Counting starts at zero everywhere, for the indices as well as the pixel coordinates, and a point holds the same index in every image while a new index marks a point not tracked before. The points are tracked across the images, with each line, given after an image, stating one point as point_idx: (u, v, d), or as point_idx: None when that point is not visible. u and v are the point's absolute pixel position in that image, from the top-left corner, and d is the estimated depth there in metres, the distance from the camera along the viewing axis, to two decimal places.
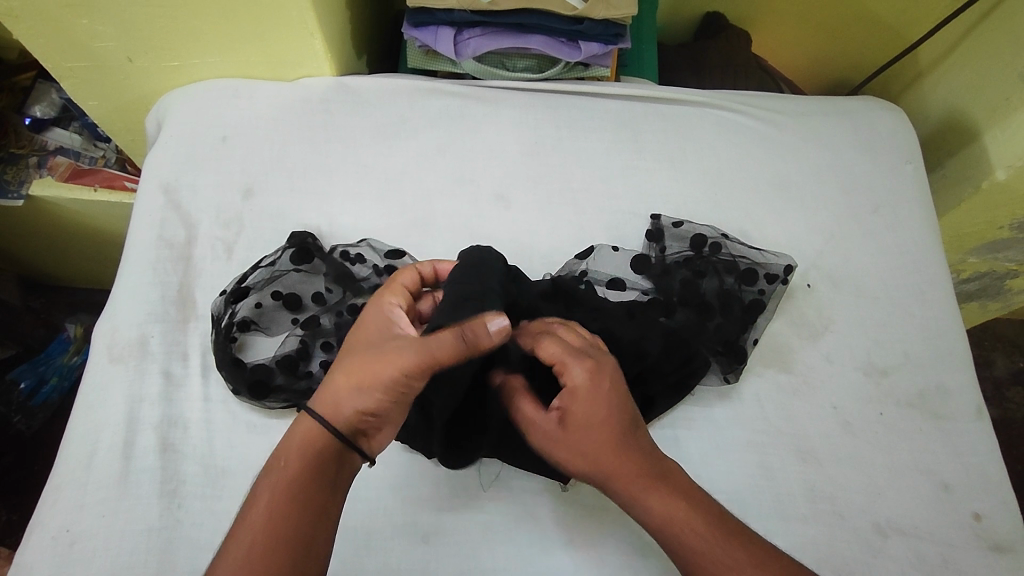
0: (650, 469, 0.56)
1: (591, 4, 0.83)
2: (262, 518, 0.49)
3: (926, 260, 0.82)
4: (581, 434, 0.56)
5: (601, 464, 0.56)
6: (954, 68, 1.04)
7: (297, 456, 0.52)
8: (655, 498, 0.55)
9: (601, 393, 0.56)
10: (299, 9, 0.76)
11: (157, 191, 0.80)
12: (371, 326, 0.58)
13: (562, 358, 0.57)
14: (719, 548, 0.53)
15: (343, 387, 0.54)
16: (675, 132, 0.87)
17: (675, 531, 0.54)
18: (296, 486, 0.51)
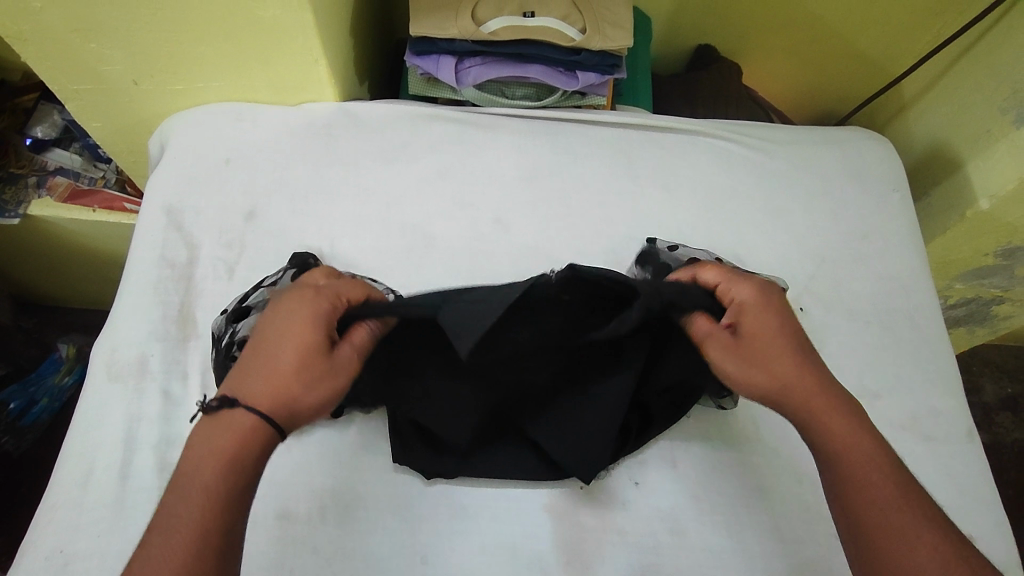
0: (830, 405, 0.57)
1: (587, 35, 0.86)
2: (194, 525, 0.46)
3: (915, 285, 0.84)
4: (768, 349, 0.59)
5: (792, 377, 0.58)
6: (938, 99, 1.08)
7: (231, 451, 0.49)
8: (834, 430, 0.56)
9: (772, 308, 0.62)
10: (305, 35, 0.78)
11: (159, 211, 0.81)
12: (313, 325, 0.55)
13: (729, 283, 0.64)
14: (885, 483, 0.53)
15: (285, 389, 0.53)
16: (669, 159, 0.89)
17: (857, 458, 0.54)
18: (226, 494, 0.48)
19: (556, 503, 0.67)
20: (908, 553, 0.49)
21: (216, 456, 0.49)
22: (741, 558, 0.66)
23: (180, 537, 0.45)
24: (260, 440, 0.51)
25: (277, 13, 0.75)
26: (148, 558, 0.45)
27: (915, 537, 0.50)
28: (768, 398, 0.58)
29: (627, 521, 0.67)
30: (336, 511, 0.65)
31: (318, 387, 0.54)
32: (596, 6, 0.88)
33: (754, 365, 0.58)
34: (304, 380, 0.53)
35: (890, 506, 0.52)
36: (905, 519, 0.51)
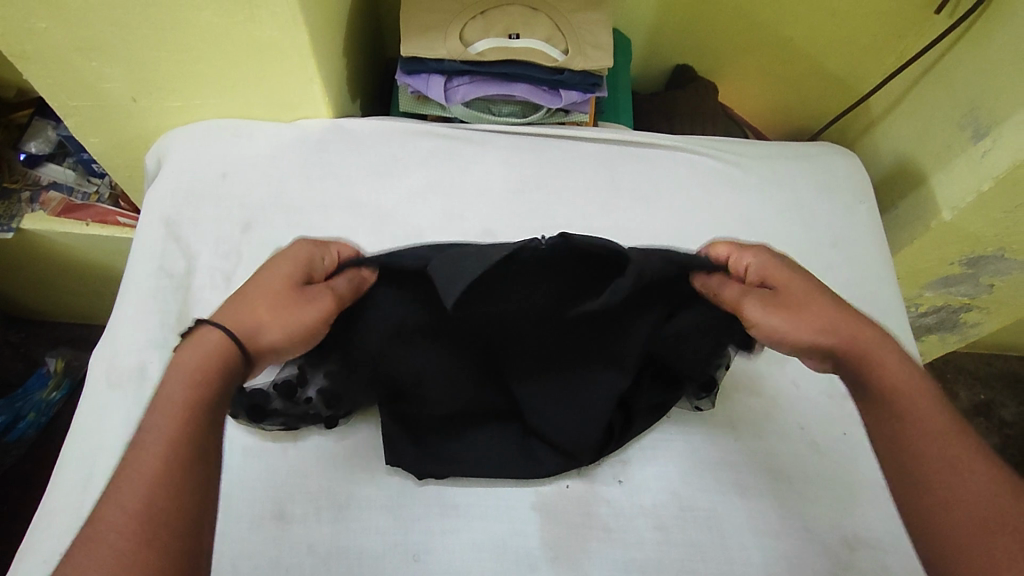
0: (877, 345, 0.60)
1: (570, 56, 0.88)
2: (170, 434, 0.48)
3: (883, 291, 0.89)
4: (802, 303, 0.63)
5: (831, 328, 0.61)
6: (902, 116, 1.14)
7: (201, 364, 0.53)
8: (885, 367, 0.59)
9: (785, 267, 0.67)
10: (301, 55, 0.82)
11: (157, 223, 0.83)
12: (294, 270, 0.63)
13: (738, 252, 0.69)
14: (931, 412, 0.55)
15: (255, 316, 0.58)
16: (648, 173, 0.93)
17: (908, 391, 0.57)
18: (199, 402, 0.51)
19: (542, 501, 0.70)
20: (956, 478, 0.51)
21: (190, 376, 0.52)
22: (721, 552, 0.69)
23: (157, 442, 0.48)
24: (224, 355, 0.55)
25: (275, 34, 0.79)
26: (128, 466, 0.47)
27: (962, 461, 0.52)
28: (809, 345, 0.61)
29: (611, 516, 0.70)
30: (330, 511, 0.67)
31: (284, 317, 0.60)
32: (577, 26, 0.89)
33: (794, 316, 0.62)
34: (276, 309, 0.59)
35: (932, 433, 0.54)
36: (947, 445, 0.53)
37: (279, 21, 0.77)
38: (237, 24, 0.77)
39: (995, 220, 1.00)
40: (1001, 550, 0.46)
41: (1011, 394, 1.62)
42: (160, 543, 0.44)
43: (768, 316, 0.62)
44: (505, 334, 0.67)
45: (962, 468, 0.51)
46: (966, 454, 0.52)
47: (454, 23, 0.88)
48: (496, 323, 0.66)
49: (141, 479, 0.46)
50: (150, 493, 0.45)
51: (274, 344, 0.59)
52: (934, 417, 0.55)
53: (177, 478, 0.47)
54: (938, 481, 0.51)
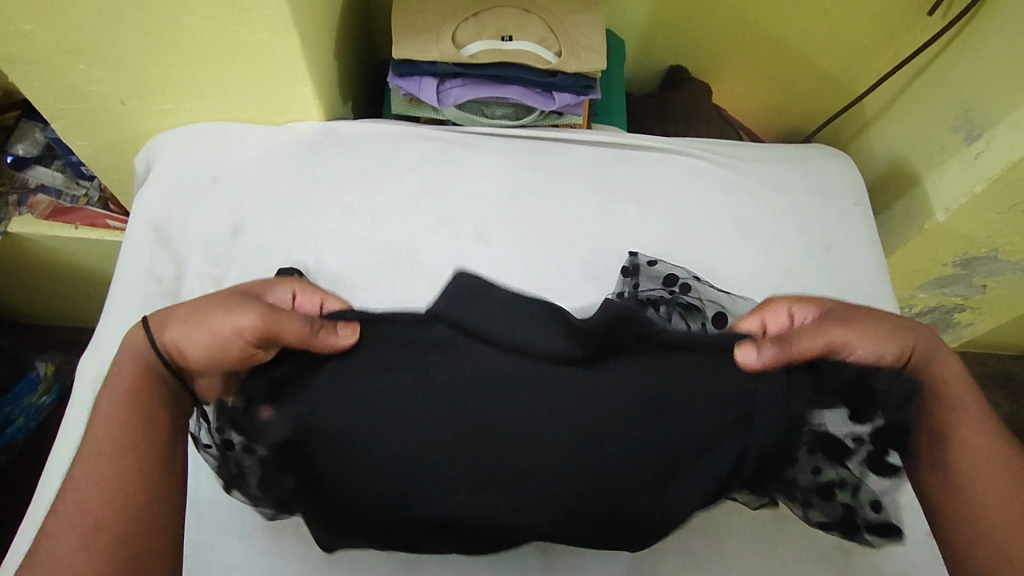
0: (938, 354, 0.60)
1: (563, 58, 0.86)
2: (112, 444, 0.52)
3: (878, 294, 0.89)
4: (871, 324, 0.59)
5: (899, 344, 0.59)
6: (896, 117, 1.14)
7: (129, 369, 0.56)
8: (943, 374, 0.60)
9: (846, 308, 0.63)
10: (291, 57, 0.81)
11: (146, 228, 0.82)
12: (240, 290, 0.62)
13: (795, 305, 0.65)
14: (975, 416, 0.58)
15: (178, 321, 0.57)
16: (642, 177, 0.93)
17: (959, 396, 0.59)
18: (137, 409, 0.54)
19: None
20: (997, 476, 0.55)
21: (122, 380, 0.55)
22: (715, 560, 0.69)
23: (103, 452, 0.52)
24: (144, 360, 0.56)
25: (265, 36, 0.78)
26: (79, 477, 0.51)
27: (1006, 469, 0.55)
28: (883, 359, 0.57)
29: None
30: None
31: (198, 325, 0.56)
32: (571, 28, 0.87)
33: (868, 337, 0.58)
34: (195, 316, 0.57)
35: (973, 437, 0.57)
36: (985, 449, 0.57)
37: (269, 23, 0.76)
38: (226, 26, 0.76)
39: (989, 221, 1.01)
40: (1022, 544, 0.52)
41: (1004, 394, 1.63)
42: (109, 536, 0.48)
43: (854, 339, 0.57)
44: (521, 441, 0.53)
45: (994, 469, 0.55)
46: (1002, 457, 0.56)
47: (447, 24, 0.86)
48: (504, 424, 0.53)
49: (95, 487, 0.50)
50: (103, 499, 0.50)
51: (192, 360, 0.56)
52: (980, 425, 0.58)
53: (125, 481, 0.51)
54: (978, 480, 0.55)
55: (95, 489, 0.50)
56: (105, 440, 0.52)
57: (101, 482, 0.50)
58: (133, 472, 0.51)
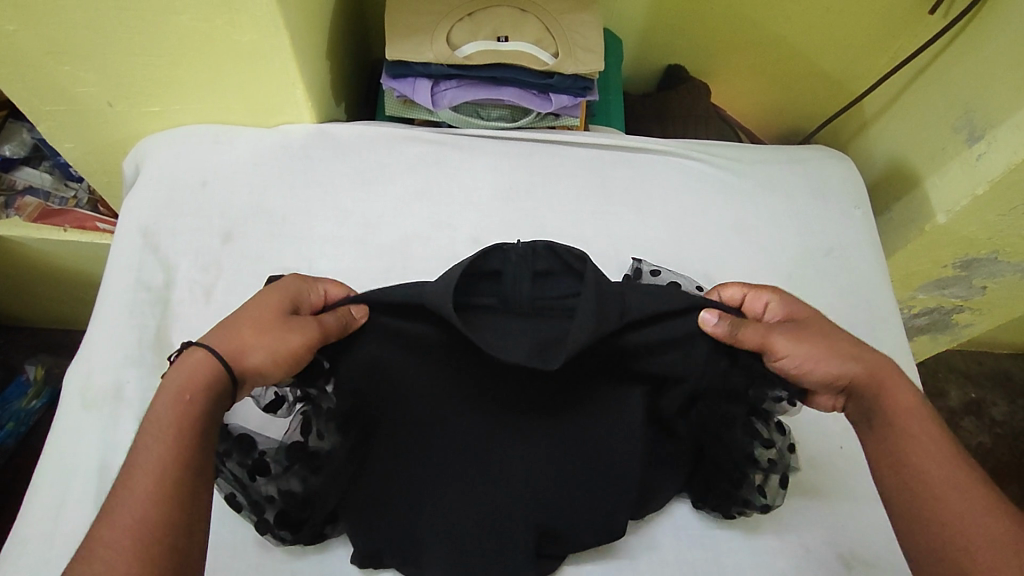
0: (885, 376, 0.61)
1: (560, 59, 0.84)
2: (165, 457, 0.50)
3: (878, 298, 0.88)
4: (817, 338, 0.63)
5: (844, 366, 0.61)
6: (895, 118, 1.13)
7: (188, 397, 0.53)
8: (895, 399, 0.60)
9: (800, 307, 0.68)
10: (283, 59, 0.79)
11: (134, 234, 0.80)
12: (277, 298, 0.62)
13: (755, 291, 0.69)
14: (931, 438, 0.57)
15: (242, 342, 0.57)
16: (641, 180, 0.91)
17: (912, 421, 0.59)
18: (191, 425, 0.52)
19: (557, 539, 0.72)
20: (957, 498, 0.53)
21: (179, 394, 0.53)
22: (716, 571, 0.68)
23: (152, 468, 0.49)
24: (212, 385, 0.55)
25: (254, 38, 0.76)
26: (126, 493, 0.48)
27: (967, 493, 0.53)
28: (825, 371, 0.61)
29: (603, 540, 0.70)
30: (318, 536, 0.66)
31: (273, 346, 0.58)
32: (568, 27, 0.85)
33: (815, 353, 0.61)
34: (265, 336, 0.58)
35: (932, 462, 0.56)
36: (944, 473, 0.55)
37: (258, 25, 0.74)
38: (214, 27, 0.74)
39: (990, 223, 1.00)
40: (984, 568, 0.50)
41: (1002, 393, 1.63)
42: (163, 553, 0.46)
43: (793, 347, 0.62)
44: (518, 426, 0.67)
45: (959, 495, 0.53)
46: (966, 479, 0.54)
47: (441, 25, 0.84)
48: (497, 412, 0.66)
49: (143, 503, 0.47)
50: (155, 513, 0.47)
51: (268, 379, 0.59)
52: (941, 449, 0.56)
53: (177, 496, 0.48)
54: (937, 505, 0.54)
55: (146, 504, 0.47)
56: (159, 454, 0.50)
57: (154, 495, 0.47)
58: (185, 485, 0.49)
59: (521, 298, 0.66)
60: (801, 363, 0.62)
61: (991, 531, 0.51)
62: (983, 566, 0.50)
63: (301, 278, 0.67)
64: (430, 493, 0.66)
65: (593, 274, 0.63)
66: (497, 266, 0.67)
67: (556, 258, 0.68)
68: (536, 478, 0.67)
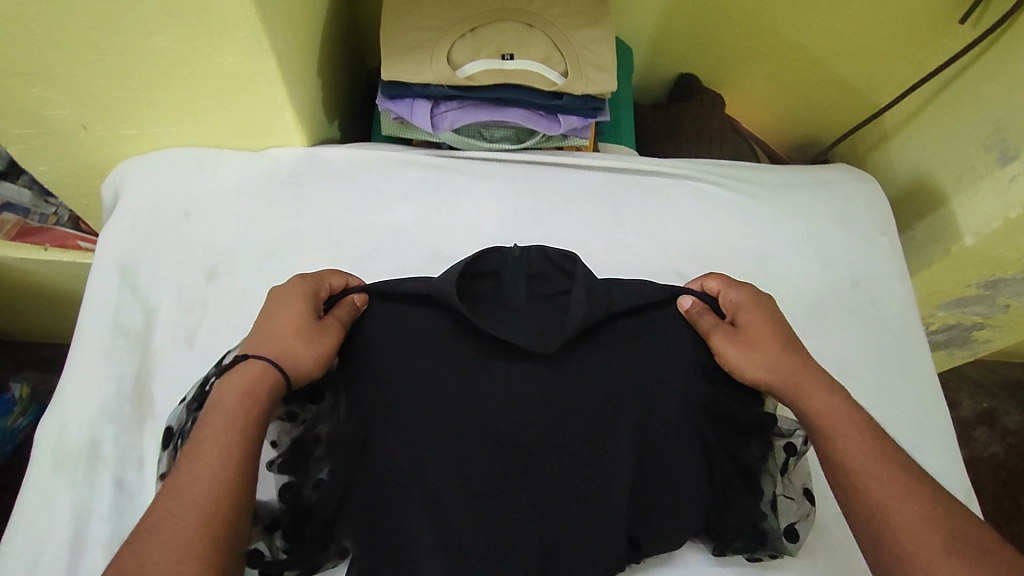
0: (804, 378, 0.63)
1: (570, 79, 0.78)
2: (218, 439, 0.53)
3: (906, 332, 0.83)
4: (757, 334, 0.66)
5: (772, 364, 0.64)
6: (919, 130, 1.07)
7: (237, 398, 0.56)
8: (813, 399, 0.62)
9: (762, 307, 0.69)
10: (270, 82, 0.72)
11: (111, 270, 0.75)
12: (302, 301, 0.63)
13: (727, 287, 0.71)
14: (857, 434, 0.59)
15: (283, 343, 0.60)
16: (656, 206, 0.86)
17: (835, 420, 0.60)
18: (245, 418, 0.55)
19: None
20: (885, 496, 0.55)
21: (244, 393, 0.56)
22: None
23: (207, 451, 0.53)
24: (269, 387, 0.57)
25: (238, 60, 0.69)
26: (184, 467, 0.52)
27: (894, 483, 0.55)
28: (759, 377, 0.64)
29: None
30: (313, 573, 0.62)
31: (314, 341, 0.61)
32: (577, 44, 0.79)
33: (748, 352, 0.65)
34: (300, 334, 0.60)
35: (860, 461, 0.57)
36: (869, 470, 0.56)
37: (241, 46, 0.67)
38: (193, 49, 0.68)
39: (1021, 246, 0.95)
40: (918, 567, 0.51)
41: (1017, 404, 1.58)
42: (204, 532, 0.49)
43: (726, 347, 0.65)
44: (512, 421, 0.61)
45: (890, 495, 0.55)
46: (891, 475, 0.56)
47: (441, 42, 0.77)
48: (489, 410, 0.61)
49: (197, 480, 0.51)
50: (202, 490, 0.51)
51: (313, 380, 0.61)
52: (867, 445, 0.58)
53: (225, 481, 0.52)
54: (870, 504, 0.55)
55: (199, 481, 0.51)
56: (215, 437, 0.53)
57: (208, 475, 0.52)
58: (230, 471, 0.52)
59: (517, 298, 0.68)
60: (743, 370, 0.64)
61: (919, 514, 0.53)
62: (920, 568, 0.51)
63: (312, 277, 0.67)
64: (415, 506, 0.60)
65: (582, 271, 0.68)
66: (495, 267, 0.69)
67: (546, 263, 0.70)
68: (530, 483, 0.61)
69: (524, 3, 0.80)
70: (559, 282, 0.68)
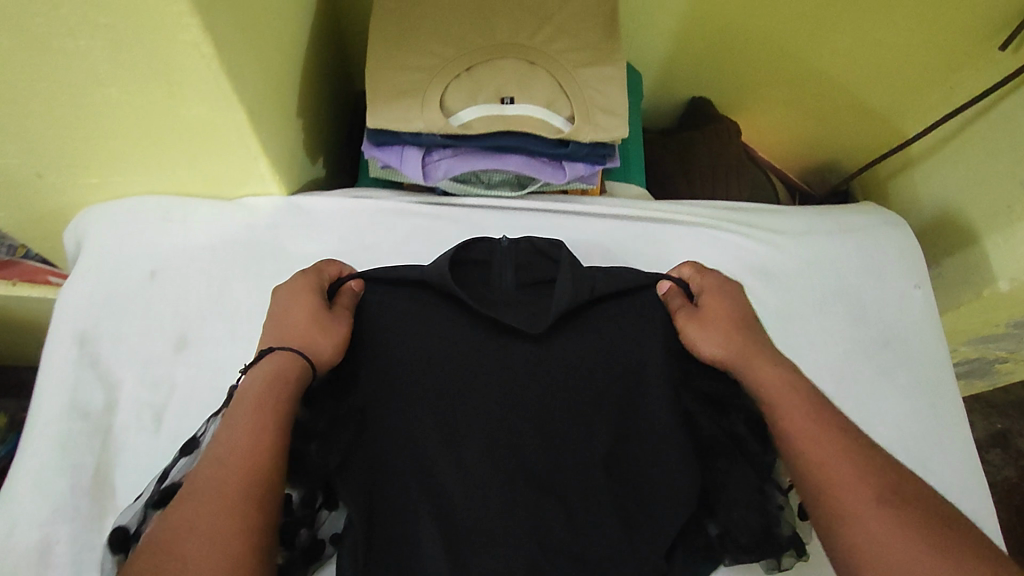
0: (759, 355, 0.60)
1: (576, 125, 0.70)
2: (248, 414, 0.50)
3: (942, 395, 0.76)
4: (716, 316, 0.63)
5: (726, 345, 0.61)
6: (947, 160, 1.00)
7: (263, 381, 0.53)
8: (761, 376, 0.58)
9: (727, 290, 0.66)
10: (241, 133, 0.64)
11: (69, 341, 0.68)
12: (310, 293, 0.62)
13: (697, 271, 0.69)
14: (803, 405, 0.55)
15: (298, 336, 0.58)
16: (669, 258, 0.79)
17: (779, 395, 0.56)
18: (275, 398, 0.52)
19: None
20: (836, 467, 0.50)
21: (272, 377, 0.54)
22: None
23: (240, 425, 0.50)
24: (295, 371, 0.55)
25: (203, 111, 0.61)
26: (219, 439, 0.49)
27: (843, 454, 0.50)
28: (714, 355, 0.62)
29: None
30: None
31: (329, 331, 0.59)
32: (585, 84, 0.71)
33: (703, 331, 0.62)
34: (314, 327, 0.59)
35: (812, 436, 0.52)
36: (819, 442, 0.51)
37: (206, 98, 0.59)
38: (152, 101, 0.60)
39: None
40: (870, 540, 0.46)
41: None
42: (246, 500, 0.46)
43: (684, 327, 0.63)
44: (503, 395, 0.62)
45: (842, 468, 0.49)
46: (841, 446, 0.51)
47: (433, 86, 0.69)
48: (480, 386, 0.61)
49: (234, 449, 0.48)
50: (243, 455, 0.48)
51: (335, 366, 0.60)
52: (818, 418, 0.53)
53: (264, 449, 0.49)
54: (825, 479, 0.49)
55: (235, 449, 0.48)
56: (248, 411, 0.51)
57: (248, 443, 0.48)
58: (267, 441, 0.49)
59: (506, 287, 0.68)
60: (699, 347, 0.62)
61: (857, 465, 0.49)
62: (873, 547, 0.45)
63: (312, 268, 0.66)
64: (413, 484, 0.58)
65: (567, 257, 0.67)
66: (486, 256, 0.69)
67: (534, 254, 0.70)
68: (524, 461, 0.60)
69: (526, 37, 0.71)
70: (545, 269, 0.69)
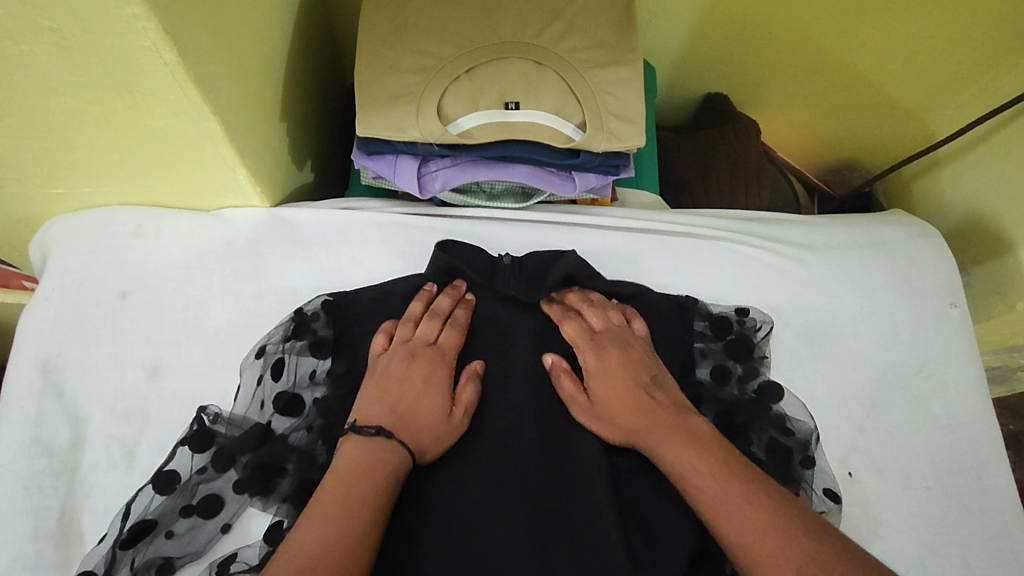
0: (665, 422, 0.55)
1: (588, 134, 0.64)
2: (336, 502, 0.47)
3: (978, 424, 0.71)
4: (614, 397, 0.58)
5: (633, 421, 0.57)
6: (978, 162, 0.92)
7: (359, 463, 0.50)
8: (670, 451, 0.53)
9: (615, 360, 0.60)
10: (215, 145, 0.58)
11: (30, 370, 0.62)
12: (425, 383, 0.57)
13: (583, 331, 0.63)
14: (720, 476, 0.50)
15: (411, 433, 0.54)
16: (686, 275, 0.73)
17: (694, 470, 0.52)
18: (372, 490, 0.48)
19: None
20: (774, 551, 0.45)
21: (366, 465, 0.50)
22: None
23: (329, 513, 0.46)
24: (390, 460, 0.51)
25: (173, 123, 0.55)
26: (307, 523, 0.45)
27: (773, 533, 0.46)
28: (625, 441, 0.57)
29: None
30: None
31: (442, 434, 0.55)
32: (597, 89, 0.64)
33: (606, 421, 0.57)
34: (429, 425, 0.55)
35: (736, 509, 0.48)
36: (751, 520, 0.47)
37: (174, 109, 0.53)
38: (112, 111, 0.53)
39: None
40: None
41: None
42: None
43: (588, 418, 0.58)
44: (502, 416, 0.59)
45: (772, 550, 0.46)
46: (767, 518, 0.47)
47: (430, 91, 0.62)
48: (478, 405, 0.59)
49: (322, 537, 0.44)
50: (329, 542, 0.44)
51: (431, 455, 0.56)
52: (737, 490, 0.49)
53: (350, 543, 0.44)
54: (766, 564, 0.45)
55: (322, 536, 0.44)
56: (339, 498, 0.47)
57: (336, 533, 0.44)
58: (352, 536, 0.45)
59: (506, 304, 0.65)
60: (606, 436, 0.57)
61: (769, 529, 0.47)
62: None
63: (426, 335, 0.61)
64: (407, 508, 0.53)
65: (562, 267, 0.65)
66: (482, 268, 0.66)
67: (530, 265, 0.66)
68: (525, 484, 0.56)
69: (533, 34, 0.63)
70: (539, 278, 0.66)
